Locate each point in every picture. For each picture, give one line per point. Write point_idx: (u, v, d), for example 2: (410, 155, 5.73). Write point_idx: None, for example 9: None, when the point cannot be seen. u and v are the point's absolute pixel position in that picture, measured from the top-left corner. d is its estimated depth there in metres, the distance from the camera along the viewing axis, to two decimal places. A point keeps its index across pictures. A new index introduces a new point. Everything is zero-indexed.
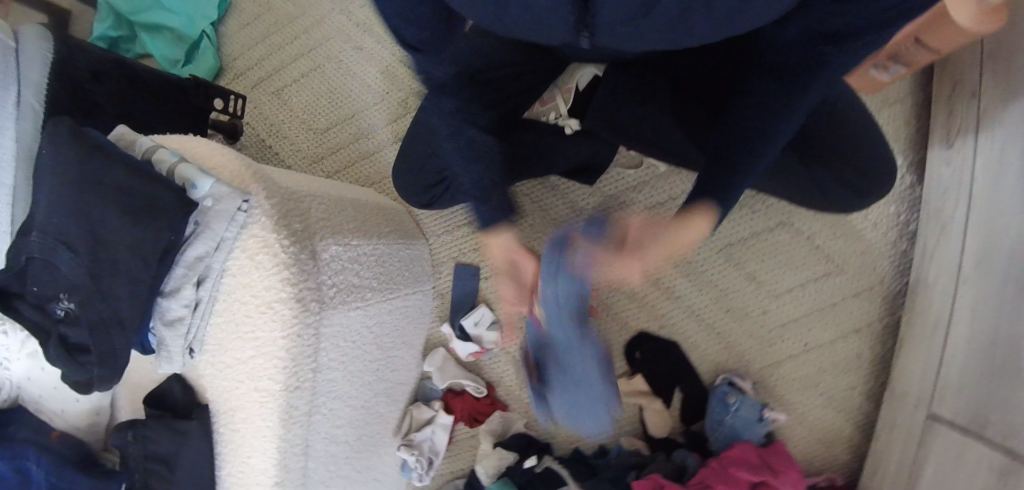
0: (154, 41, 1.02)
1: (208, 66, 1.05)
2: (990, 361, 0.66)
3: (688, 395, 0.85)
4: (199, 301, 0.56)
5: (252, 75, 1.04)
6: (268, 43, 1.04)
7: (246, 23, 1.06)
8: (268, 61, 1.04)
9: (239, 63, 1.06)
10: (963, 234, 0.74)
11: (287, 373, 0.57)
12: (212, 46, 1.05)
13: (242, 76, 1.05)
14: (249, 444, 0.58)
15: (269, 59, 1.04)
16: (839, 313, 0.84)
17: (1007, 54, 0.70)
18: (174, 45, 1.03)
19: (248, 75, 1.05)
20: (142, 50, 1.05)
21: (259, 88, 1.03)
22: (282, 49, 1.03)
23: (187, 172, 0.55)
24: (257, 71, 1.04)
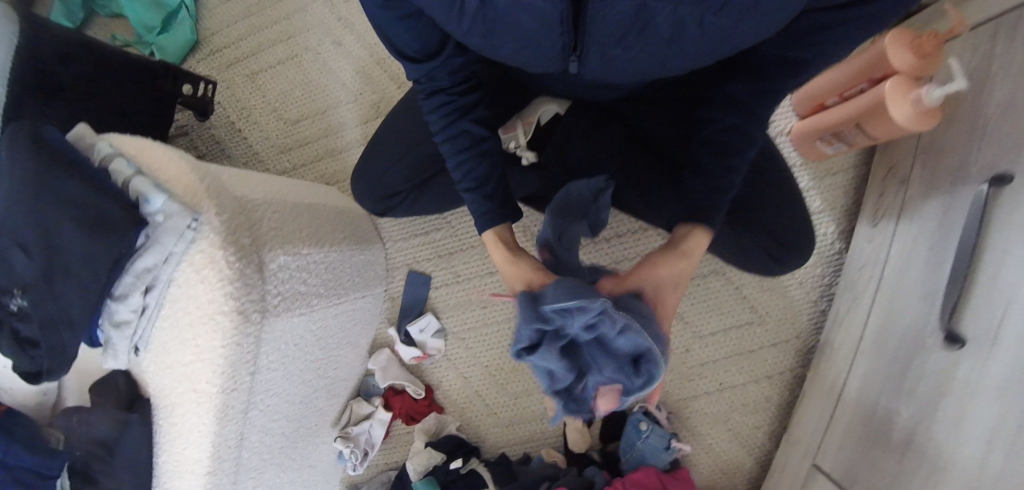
0: (132, 2, 0.98)
1: (185, 38, 1.02)
2: (871, 425, 0.76)
3: (609, 418, 0.93)
4: (146, 306, 0.61)
5: (228, 54, 1.02)
6: (246, 23, 1.02)
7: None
8: (245, 42, 1.02)
9: (217, 39, 1.03)
10: (869, 308, 0.82)
11: (224, 377, 0.62)
12: (191, 18, 1.02)
13: (218, 53, 1.03)
14: (185, 438, 0.64)
15: (246, 40, 1.02)
16: (753, 360, 0.93)
17: (936, 155, 0.77)
18: (151, 10, 1.00)
19: (224, 53, 1.02)
20: (115, 10, 1.04)
21: (233, 69, 1.02)
22: (261, 31, 1.01)
23: (140, 186, 0.59)
24: (232, 51, 1.02)
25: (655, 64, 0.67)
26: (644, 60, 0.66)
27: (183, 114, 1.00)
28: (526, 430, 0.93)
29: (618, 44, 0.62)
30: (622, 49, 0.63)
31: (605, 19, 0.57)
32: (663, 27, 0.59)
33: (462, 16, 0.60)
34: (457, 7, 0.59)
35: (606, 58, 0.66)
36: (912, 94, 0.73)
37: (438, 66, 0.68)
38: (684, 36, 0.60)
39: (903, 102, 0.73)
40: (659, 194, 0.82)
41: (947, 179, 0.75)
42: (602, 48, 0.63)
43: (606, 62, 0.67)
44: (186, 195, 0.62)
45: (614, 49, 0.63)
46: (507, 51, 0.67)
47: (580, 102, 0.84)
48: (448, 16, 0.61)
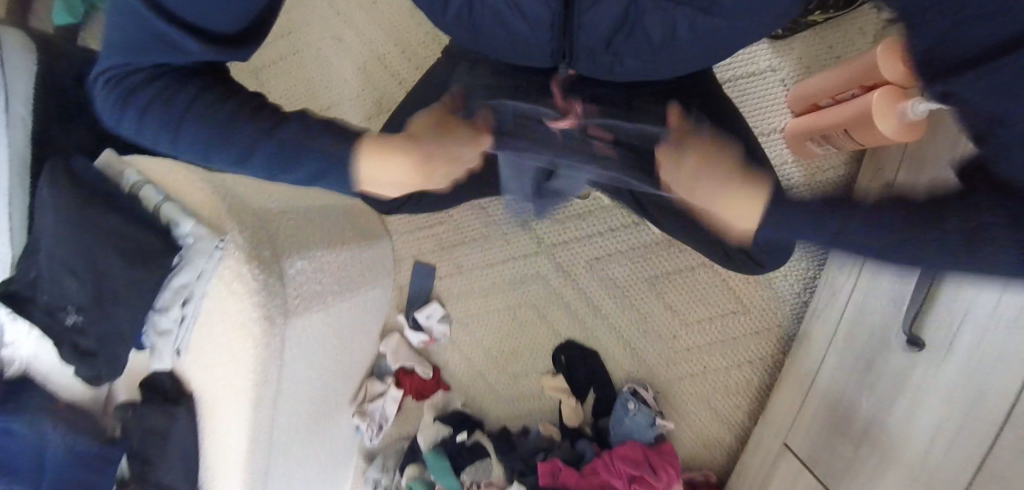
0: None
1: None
2: (835, 414, 0.83)
3: (599, 398, 1.02)
4: (184, 316, 0.68)
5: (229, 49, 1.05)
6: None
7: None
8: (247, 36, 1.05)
9: None
10: (845, 306, 0.87)
11: (254, 375, 0.70)
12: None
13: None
14: (224, 427, 0.72)
15: None
16: (739, 346, 0.99)
17: (919, 163, 0.80)
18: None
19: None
20: None
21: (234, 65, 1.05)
22: None
23: (171, 212, 0.67)
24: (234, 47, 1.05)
25: (647, 66, 0.70)
26: (634, 68, 0.70)
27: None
28: (524, 405, 1.03)
29: (608, 50, 0.66)
30: (614, 55, 0.67)
31: (596, 18, 0.60)
32: (653, 26, 0.61)
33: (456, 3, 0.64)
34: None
35: (599, 64, 0.70)
36: (897, 109, 0.76)
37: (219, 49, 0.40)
38: (677, 38, 0.63)
39: (888, 117, 0.76)
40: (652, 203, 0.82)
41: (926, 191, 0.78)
42: (592, 54, 0.67)
43: (602, 68, 0.71)
44: (210, 218, 0.70)
45: (606, 56, 0.67)
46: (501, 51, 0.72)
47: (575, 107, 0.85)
48: (439, 5, 0.64)
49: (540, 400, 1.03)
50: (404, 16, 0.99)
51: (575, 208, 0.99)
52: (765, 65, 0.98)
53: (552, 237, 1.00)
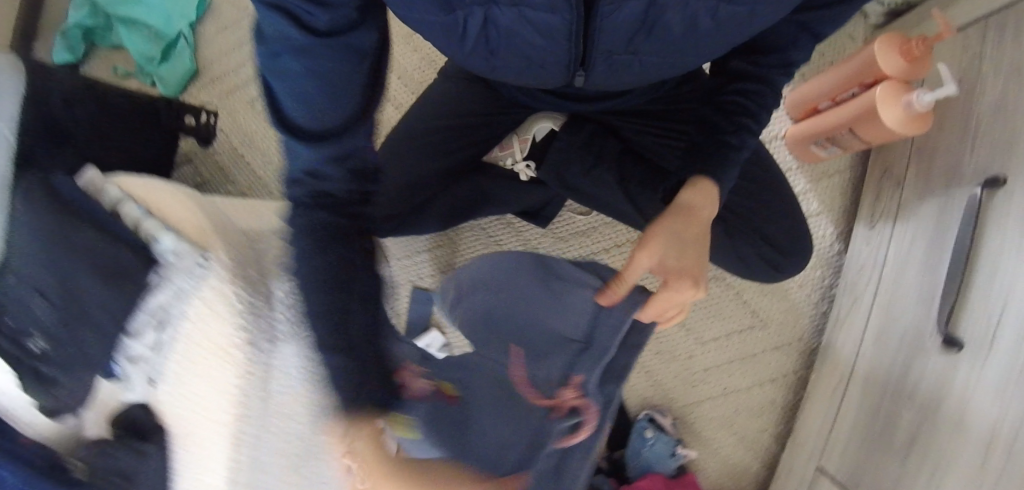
0: (131, 35, 1.01)
1: (183, 68, 1.03)
2: (872, 429, 0.76)
3: (615, 427, 0.94)
4: (160, 342, 0.63)
5: (227, 82, 1.04)
6: (244, 51, 1.05)
7: (224, 27, 1.06)
8: (242, 70, 1.04)
9: (216, 66, 1.05)
10: (869, 312, 0.82)
11: (237, 405, 0.63)
12: (190, 47, 1.04)
13: (219, 80, 1.04)
14: (202, 465, 0.63)
15: (246, 68, 1.04)
16: (758, 363, 0.93)
17: (930, 156, 0.78)
18: (151, 41, 1.02)
19: (223, 81, 1.04)
20: (117, 41, 1.04)
21: (232, 97, 1.03)
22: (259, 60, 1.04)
23: (152, 228, 0.61)
24: (231, 79, 1.04)
25: (663, 61, 0.68)
26: (650, 64, 0.68)
27: (187, 142, 1.01)
28: None
29: (626, 48, 0.64)
30: (629, 54, 0.65)
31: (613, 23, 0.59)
32: (672, 22, 0.60)
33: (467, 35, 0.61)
34: (459, 30, 0.60)
35: (614, 67, 0.67)
36: (901, 99, 0.73)
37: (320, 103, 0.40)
38: (699, 30, 0.62)
39: (892, 106, 0.74)
40: (656, 205, 0.83)
41: (941, 180, 0.75)
42: (608, 56, 0.65)
43: (616, 70, 0.68)
44: (193, 234, 0.64)
45: (621, 57, 0.65)
46: (514, 70, 0.69)
47: (575, 116, 0.85)
48: (448, 37, 0.62)
49: None
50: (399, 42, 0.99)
51: (574, 225, 0.98)
52: None
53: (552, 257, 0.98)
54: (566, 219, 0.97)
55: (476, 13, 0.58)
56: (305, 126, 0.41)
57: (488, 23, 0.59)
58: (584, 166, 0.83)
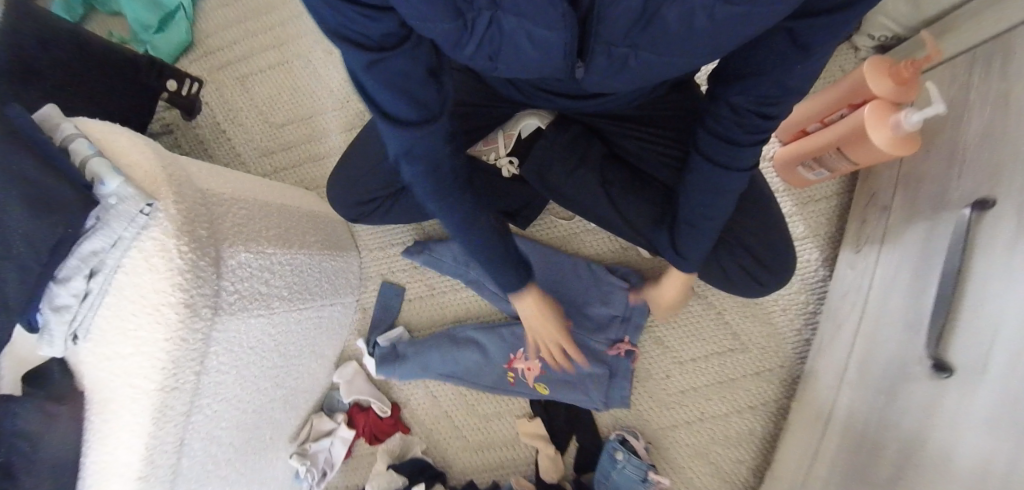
0: (131, 1, 0.99)
1: (179, 38, 1.03)
2: (855, 462, 0.70)
3: (584, 447, 0.88)
4: (88, 292, 0.57)
5: (220, 56, 1.03)
6: (241, 28, 1.03)
7: (225, 4, 1.05)
8: (237, 46, 1.03)
9: (210, 41, 1.04)
10: (852, 337, 0.79)
11: (165, 374, 0.59)
12: (188, 19, 1.03)
13: (211, 55, 1.04)
14: (117, 436, 0.59)
15: (240, 45, 1.03)
16: (737, 389, 0.88)
17: (917, 180, 0.76)
18: (149, 9, 1.01)
19: (216, 55, 1.03)
20: (116, 8, 1.04)
21: (224, 71, 1.03)
22: (254, 37, 1.03)
23: (98, 167, 0.56)
24: (226, 53, 1.03)
25: (658, 64, 0.64)
26: (648, 62, 0.63)
27: (171, 113, 1.00)
28: (495, 455, 0.89)
29: (625, 41, 0.59)
30: (628, 48, 0.60)
31: (613, 13, 0.54)
32: (670, 21, 0.55)
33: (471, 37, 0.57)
34: (466, 30, 0.55)
35: (613, 60, 0.63)
36: (889, 119, 0.72)
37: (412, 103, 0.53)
38: (693, 31, 0.56)
39: (880, 126, 0.72)
40: (641, 212, 0.80)
41: (927, 205, 0.73)
42: (608, 47, 0.60)
43: (615, 64, 0.64)
44: (144, 182, 0.60)
45: (621, 49, 0.60)
46: (513, 65, 0.66)
47: (565, 117, 0.83)
48: (454, 41, 0.57)
49: (513, 448, 0.89)
50: None
51: (557, 231, 0.94)
52: None
53: None
54: (547, 223, 0.94)
55: (485, 14, 0.54)
56: (405, 116, 0.55)
57: (493, 24, 0.56)
58: (570, 165, 0.81)
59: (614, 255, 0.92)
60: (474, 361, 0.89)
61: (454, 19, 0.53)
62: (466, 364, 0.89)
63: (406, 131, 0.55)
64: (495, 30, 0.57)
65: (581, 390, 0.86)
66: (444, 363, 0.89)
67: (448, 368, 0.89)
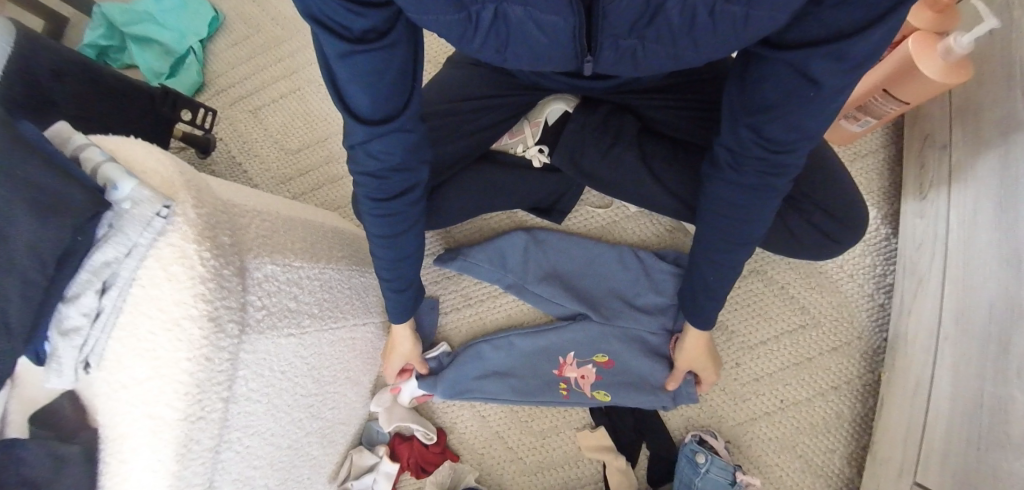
0: (142, 53, 1.00)
1: (191, 81, 1.00)
2: (976, 423, 0.60)
3: (654, 453, 0.79)
4: (101, 310, 0.50)
5: (232, 93, 1.01)
6: (251, 63, 1.02)
7: (235, 42, 1.03)
8: (250, 81, 1.01)
9: (222, 80, 1.02)
10: (938, 288, 0.71)
11: (189, 400, 0.51)
12: (198, 61, 1.02)
13: (224, 92, 1.01)
14: (134, 478, 0.50)
15: (252, 78, 1.01)
16: (815, 370, 0.80)
17: (975, 108, 0.69)
18: (160, 57, 1.00)
19: (228, 92, 1.01)
20: (130, 60, 1.02)
21: (236, 106, 1.00)
22: (266, 69, 1.01)
23: (111, 172, 0.51)
24: (237, 89, 1.01)
25: (669, 58, 0.60)
26: (655, 55, 0.60)
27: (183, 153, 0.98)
28: (556, 477, 0.80)
29: (631, 34, 0.56)
30: (636, 40, 0.57)
31: (619, 6, 0.51)
32: (674, 15, 0.52)
33: (478, 30, 0.55)
34: (471, 24, 0.54)
35: (621, 54, 0.60)
36: (938, 47, 0.67)
37: (382, 97, 0.50)
38: (696, 24, 0.53)
39: (930, 56, 0.67)
40: (686, 182, 0.74)
41: (996, 131, 0.65)
42: (615, 42, 0.57)
43: (624, 58, 0.60)
44: (161, 187, 0.54)
45: (628, 42, 0.57)
46: (523, 60, 0.62)
47: (588, 100, 0.78)
48: (458, 33, 0.55)
49: (577, 466, 0.80)
50: None
51: (594, 221, 0.89)
52: None
53: None
54: (583, 213, 0.89)
55: (489, 7, 0.51)
56: (366, 111, 0.51)
57: (499, 16, 0.53)
58: (603, 145, 0.75)
59: (659, 239, 0.87)
60: (518, 376, 0.81)
61: (458, 12, 0.51)
62: (511, 381, 0.81)
63: (363, 126, 0.51)
64: (501, 22, 0.54)
65: (646, 390, 0.77)
66: (486, 387, 0.81)
67: (491, 391, 0.80)
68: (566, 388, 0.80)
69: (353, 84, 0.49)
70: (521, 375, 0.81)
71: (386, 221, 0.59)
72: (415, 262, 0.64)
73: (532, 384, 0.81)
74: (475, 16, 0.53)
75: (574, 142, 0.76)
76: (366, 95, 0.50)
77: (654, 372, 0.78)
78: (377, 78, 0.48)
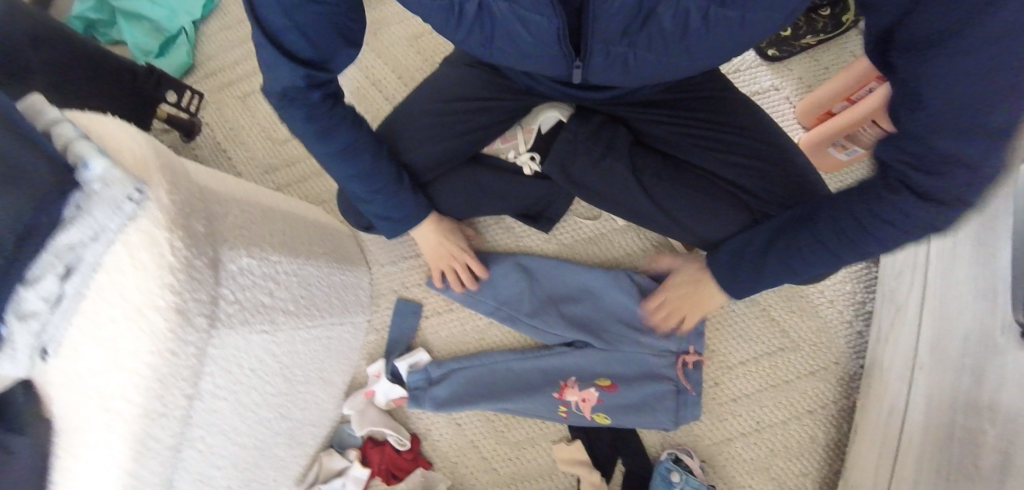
0: (131, 29, 0.96)
1: (179, 61, 0.97)
2: (948, 455, 0.60)
3: (630, 469, 0.78)
4: (62, 296, 0.47)
5: (221, 78, 0.98)
6: (244, 49, 0.99)
7: (226, 26, 1.00)
8: (238, 66, 0.98)
9: (210, 63, 0.99)
10: (916, 318, 0.72)
11: (149, 395, 0.48)
12: (189, 43, 0.98)
13: (213, 76, 0.98)
14: (87, 475, 0.48)
15: (241, 64, 0.98)
16: (792, 392, 0.80)
17: None
18: (149, 35, 0.96)
19: (216, 76, 0.98)
20: (117, 36, 0.98)
21: (224, 92, 0.97)
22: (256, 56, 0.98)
23: (82, 149, 0.48)
24: (228, 74, 0.98)
25: (661, 65, 0.61)
26: (648, 63, 0.60)
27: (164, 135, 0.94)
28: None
29: (623, 42, 0.57)
30: (628, 47, 0.57)
31: (609, 12, 0.52)
32: (667, 20, 0.53)
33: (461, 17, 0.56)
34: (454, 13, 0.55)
35: (612, 60, 0.60)
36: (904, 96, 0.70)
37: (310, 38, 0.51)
38: (688, 32, 0.54)
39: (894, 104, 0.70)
40: (679, 199, 0.74)
41: None
42: (605, 47, 0.57)
43: (615, 64, 0.61)
44: (135, 168, 0.51)
45: (619, 48, 0.58)
46: (509, 56, 0.63)
47: (584, 109, 0.77)
48: (445, 16, 0.56)
49: (551, 479, 0.79)
50: (406, 44, 0.97)
51: (582, 232, 0.88)
52: (768, 85, 0.91)
53: None
54: (571, 224, 0.88)
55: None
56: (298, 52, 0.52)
57: (483, 8, 0.54)
58: (596, 157, 0.74)
59: (647, 254, 0.86)
60: (515, 393, 0.80)
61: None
62: (506, 397, 0.80)
63: (291, 65, 0.52)
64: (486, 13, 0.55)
65: (646, 413, 0.77)
66: (482, 403, 0.80)
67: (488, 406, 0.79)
68: (565, 406, 0.78)
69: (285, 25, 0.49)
70: (517, 392, 0.80)
71: None
72: None
73: (529, 401, 0.79)
74: (459, 5, 0.54)
75: (565, 152, 0.75)
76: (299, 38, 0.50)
77: (654, 393, 0.78)
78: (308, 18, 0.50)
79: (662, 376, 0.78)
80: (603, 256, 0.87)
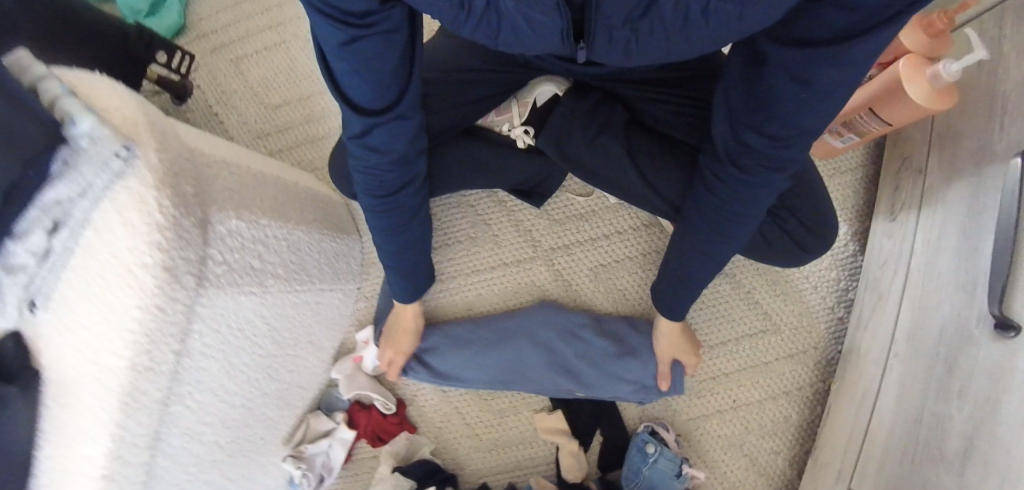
0: None
1: (171, 21, 0.96)
2: (914, 438, 0.62)
3: (608, 440, 0.81)
4: (50, 251, 0.47)
5: (214, 40, 0.97)
6: (237, 10, 0.97)
7: None
8: (232, 28, 0.97)
9: (204, 24, 0.98)
10: (896, 306, 0.73)
11: (137, 350, 0.49)
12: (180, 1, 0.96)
13: (204, 38, 0.97)
14: (77, 425, 0.49)
15: (235, 26, 0.97)
16: (769, 374, 0.82)
17: (954, 137, 0.70)
18: None
19: (209, 38, 0.97)
20: None
21: (217, 55, 0.96)
22: (250, 18, 0.97)
23: (69, 106, 0.47)
24: (221, 37, 0.97)
25: (663, 50, 0.58)
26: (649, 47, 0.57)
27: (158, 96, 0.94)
28: (511, 455, 0.82)
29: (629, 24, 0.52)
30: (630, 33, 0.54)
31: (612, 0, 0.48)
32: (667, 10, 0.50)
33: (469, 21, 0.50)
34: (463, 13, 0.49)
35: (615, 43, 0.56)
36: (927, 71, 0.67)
37: (378, 90, 0.48)
38: (689, 23, 0.51)
39: (917, 78, 0.67)
40: (670, 180, 0.74)
41: (970, 161, 0.67)
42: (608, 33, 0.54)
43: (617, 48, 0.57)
44: (122, 127, 0.51)
45: (622, 33, 0.54)
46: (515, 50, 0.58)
47: (581, 85, 0.77)
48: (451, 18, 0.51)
49: (531, 446, 0.82)
50: None
51: (573, 209, 0.88)
52: None
53: (548, 242, 0.88)
54: (563, 200, 0.88)
55: None
56: (364, 104, 0.49)
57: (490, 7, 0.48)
58: (590, 136, 0.74)
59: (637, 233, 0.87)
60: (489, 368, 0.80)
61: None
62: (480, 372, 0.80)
63: (360, 118, 0.50)
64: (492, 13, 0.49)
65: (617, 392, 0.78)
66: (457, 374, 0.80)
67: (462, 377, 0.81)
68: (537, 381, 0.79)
69: (349, 75, 0.47)
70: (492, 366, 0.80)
71: (385, 216, 0.58)
72: (418, 251, 0.64)
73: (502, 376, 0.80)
74: (468, 5, 0.48)
75: (563, 132, 0.75)
76: (363, 87, 0.48)
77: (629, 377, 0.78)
78: (374, 68, 0.46)
79: (641, 361, 0.77)
80: (592, 233, 0.88)
